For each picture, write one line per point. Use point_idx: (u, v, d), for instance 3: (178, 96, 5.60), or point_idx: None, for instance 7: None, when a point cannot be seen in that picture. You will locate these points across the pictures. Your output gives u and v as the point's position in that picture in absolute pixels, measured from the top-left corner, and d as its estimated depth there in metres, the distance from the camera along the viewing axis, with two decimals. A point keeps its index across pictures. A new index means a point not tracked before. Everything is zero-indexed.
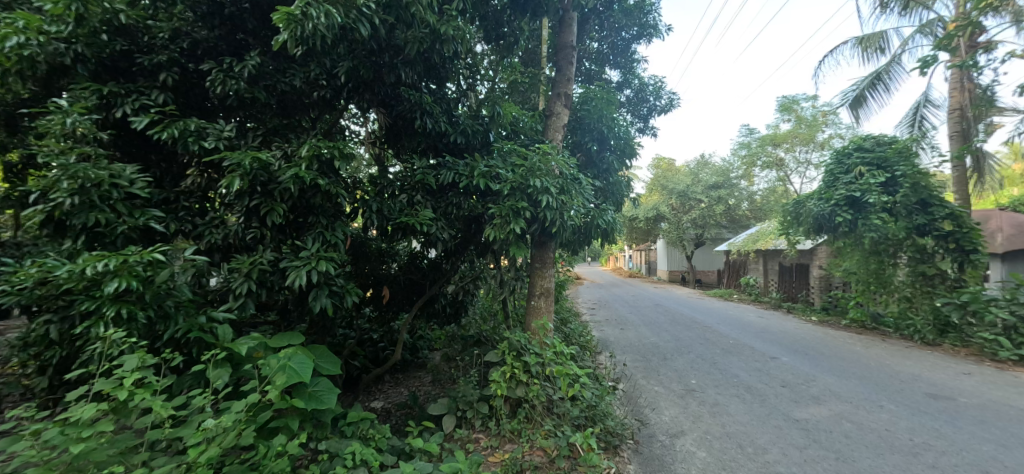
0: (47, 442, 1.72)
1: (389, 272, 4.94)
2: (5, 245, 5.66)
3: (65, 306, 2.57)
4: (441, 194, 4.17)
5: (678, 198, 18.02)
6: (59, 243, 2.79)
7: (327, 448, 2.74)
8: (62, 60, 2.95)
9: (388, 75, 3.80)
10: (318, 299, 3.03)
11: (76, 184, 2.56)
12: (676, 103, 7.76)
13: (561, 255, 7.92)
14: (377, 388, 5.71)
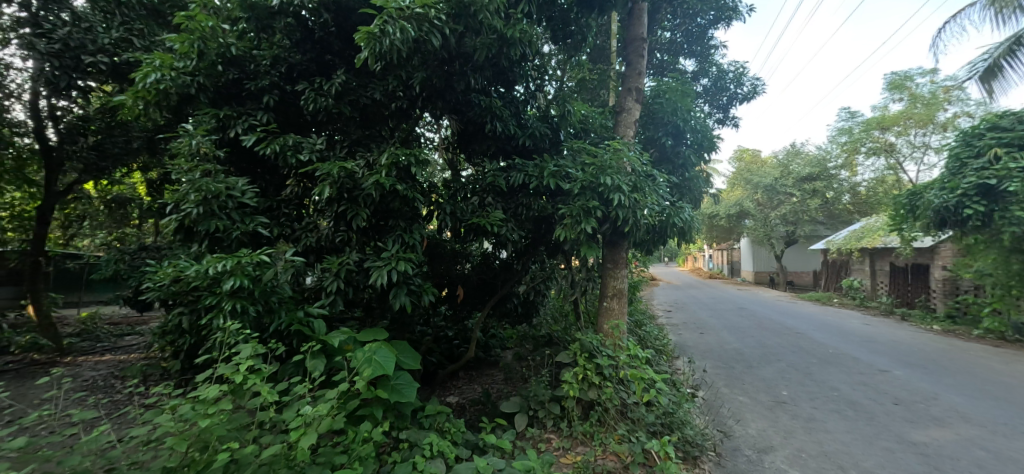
0: (180, 416, 1.92)
1: (463, 272, 5.12)
2: (148, 249, 6.77)
3: (193, 300, 2.99)
4: (511, 194, 4.23)
5: (766, 192, 16.59)
6: (188, 247, 3.28)
7: (407, 438, 2.89)
8: (188, 90, 3.46)
9: (460, 82, 3.94)
10: (398, 296, 3.23)
11: (201, 196, 2.99)
12: (761, 89, 7.15)
13: (634, 255, 7.67)
14: (453, 383, 5.93)
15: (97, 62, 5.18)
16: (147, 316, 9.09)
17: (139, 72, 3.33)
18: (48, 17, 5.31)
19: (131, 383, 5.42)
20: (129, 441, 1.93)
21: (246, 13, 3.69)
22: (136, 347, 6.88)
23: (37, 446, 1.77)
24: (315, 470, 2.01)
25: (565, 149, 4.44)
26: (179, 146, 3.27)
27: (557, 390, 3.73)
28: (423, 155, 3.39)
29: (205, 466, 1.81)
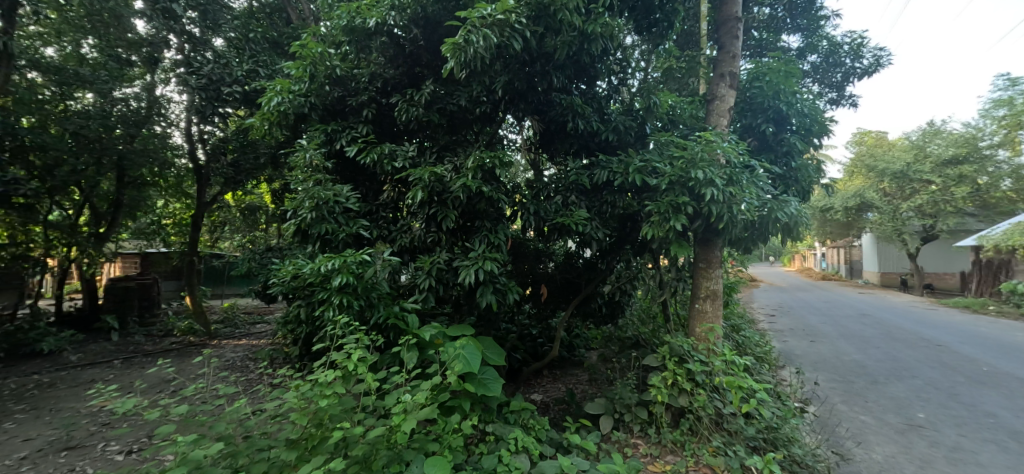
0: (300, 395, 2.19)
1: (547, 271, 5.16)
2: (274, 250, 7.85)
3: (309, 294, 3.42)
4: (595, 193, 4.11)
5: (894, 180, 14.32)
6: (305, 247, 3.74)
7: (493, 431, 2.97)
8: (302, 110, 3.99)
9: (541, 83, 3.99)
10: (484, 294, 3.35)
11: (314, 202, 3.39)
12: (885, 61, 6.18)
13: (730, 254, 7.09)
14: (537, 381, 5.96)
15: (232, 92, 6.21)
16: (272, 307, 10.59)
17: (265, 96, 3.89)
18: (197, 57, 6.39)
19: (261, 364, 6.32)
20: (261, 414, 2.24)
21: (347, 36, 4.09)
22: (266, 334, 8.00)
23: (196, 413, 2.15)
24: (411, 454, 2.16)
25: (651, 142, 4.29)
26: (297, 160, 3.77)
27: (644, 394, 3.56)
28: (507, 158, 3.50)
29: (320, 441, 2.05)
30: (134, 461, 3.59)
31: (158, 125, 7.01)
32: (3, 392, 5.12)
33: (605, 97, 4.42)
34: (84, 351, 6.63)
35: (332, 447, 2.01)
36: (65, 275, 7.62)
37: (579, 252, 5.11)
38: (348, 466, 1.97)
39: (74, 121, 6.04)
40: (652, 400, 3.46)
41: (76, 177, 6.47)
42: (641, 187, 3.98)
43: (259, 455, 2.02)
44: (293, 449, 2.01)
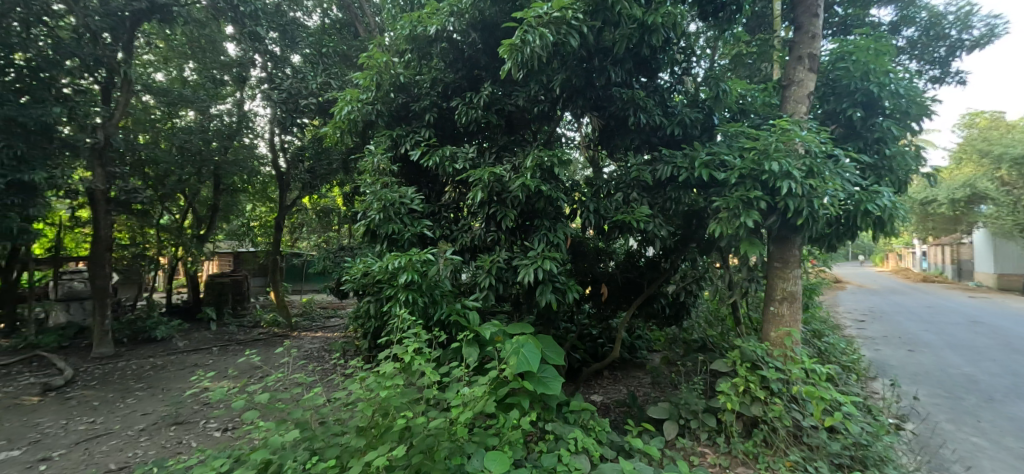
0: (366, 386, 2.32)
1: (607, 270, 5.04)
2: (346, 249, 8.42)
3: (377, 291, 3.62)
4: (657, 190, 3.94)
5: (1015, 166, 12.39)
6: (373, 247, 3.96)
7: (553, 430, 2.94)
8: (369, 117, 4.22)
9: (600, 79, 3.86)
10: (543, 293, 3.34)
11: (381, 204, 3.59)
12: (1003, 29, 5.33)
13: (810, 252, 6.49)
14: (598, 382, 5.82)
15: (309, 103, 6.80)
16: (344, 302, 11.37)
17: (338, 106, 4.25)
18: (279, 74, 7.07)
19: (335, 355, 6.79)
20: (334, 401, 2.43)
21: (410, 44, 4.27)
22: (339, 328, 8.61)
23: (277, 399, 2.36)
24: (472, 447, 2.22)
25: (720, 135, 3.98)
26: (366, 165, 4.02)
27: (713, 401, 3.34)
28: (566, 156, 3.50)
29: (386, 429, 2.14)
30: (227, 438, 4.02)
31: (246, 137, 7.71)
32: (126, 372, 5.97)
33: (669, 88, 4.14)
34: (189, 338, 7.54)
35: (397, 436, 2.09)
36: (174, 272, 8.70)
37: (641, 251, 4.89)
38: (412, 457, 2.02)
39: (180, 137, 6.92)
40: (722, 408, 3.25)
41: (180, 184, 7.40)
42: (708, 182, 3.72)
43: (334, 440, 2.19)
44: (363, 436, 2.13)
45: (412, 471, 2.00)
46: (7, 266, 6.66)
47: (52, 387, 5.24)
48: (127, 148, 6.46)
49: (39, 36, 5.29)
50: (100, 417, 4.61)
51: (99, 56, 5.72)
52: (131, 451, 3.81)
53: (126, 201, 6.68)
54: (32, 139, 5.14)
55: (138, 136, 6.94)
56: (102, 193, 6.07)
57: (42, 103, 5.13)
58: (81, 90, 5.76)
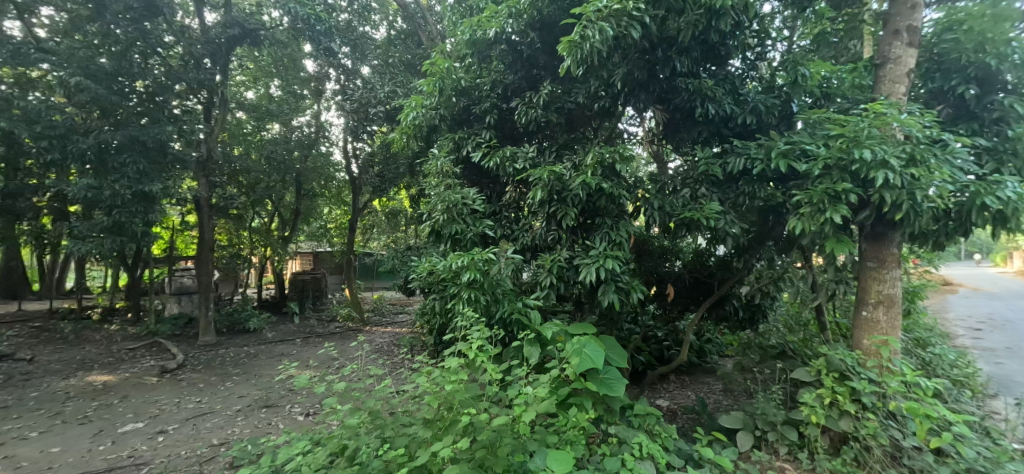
0: (432, 380, 2.42)
1: (673, 270, 4.72)
2: (413, 248, 8.84)
3: (442, 289, 3.72)
4: (728, 183, 3.59)
5: None
6: (438, 246, 4.09)
7: (616, 433, 2.83)
8: (434, 121, 4.42)
9: (663, 71, 3.64)
10: (606, 293, 3.24)
11: (445, 205, 3.70)
12: None
13: (913, 251, 5.73)
14: (664, 386, 5.56)
15: (378, 111, 7.23)
16: (412, 299, 11.99)
17: (404, 112, 4.50)
18: (351, 86, 7.63)
19: (404, 350, 7.14)
20: (403, 393, 2.56)
21: (471, 49, 4.38)
22: (407, 323, 9.09)
23: (352, 389, 2.52)
24: (534, 445, 2.23)
25: (801, 123, 3.49)
26: (431, 168, 4.17)
27: (795, 412, 2.98)
28: (628, 152, 3.40)
29: (451, 423, 2.22)
30: (309, 422, 4.38)
31: (323, 146, 8.42)
32: (225, 358, 6.72)
33: (742, 76, 3.79)
34: (276, 330, 8.33)
35: (461, 430, 2.14)
36: (264, 270, 9.63)
37: (709, 249, 4.52)
38: (476, 451, 2.06)
39: (268, 148, 7.75)
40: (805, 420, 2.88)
41: (268, 191, 8.16)
42: (788, 173, 3.32)
43: (403, 430, 2.31)
44: (430, 427, 2.23)
45: (475, 465, 2.03)
46: (133, 264, 7.76)
47: (168, 369, 6.03)
48: (225, 160, 7.24)
49: (155, 65, 6.10)
50: (205, 397, 5.24)
51: (201, 78, 6.57)
52: (230, 429, 4.29)
53: (224, 207, 7.52)
54: (151, 154, 5.93)
55: (233, 149, 7.76)
56: (206, 200, 6.90)
57: (157, 123, 5.97)
58: (188, 109, 6.56)
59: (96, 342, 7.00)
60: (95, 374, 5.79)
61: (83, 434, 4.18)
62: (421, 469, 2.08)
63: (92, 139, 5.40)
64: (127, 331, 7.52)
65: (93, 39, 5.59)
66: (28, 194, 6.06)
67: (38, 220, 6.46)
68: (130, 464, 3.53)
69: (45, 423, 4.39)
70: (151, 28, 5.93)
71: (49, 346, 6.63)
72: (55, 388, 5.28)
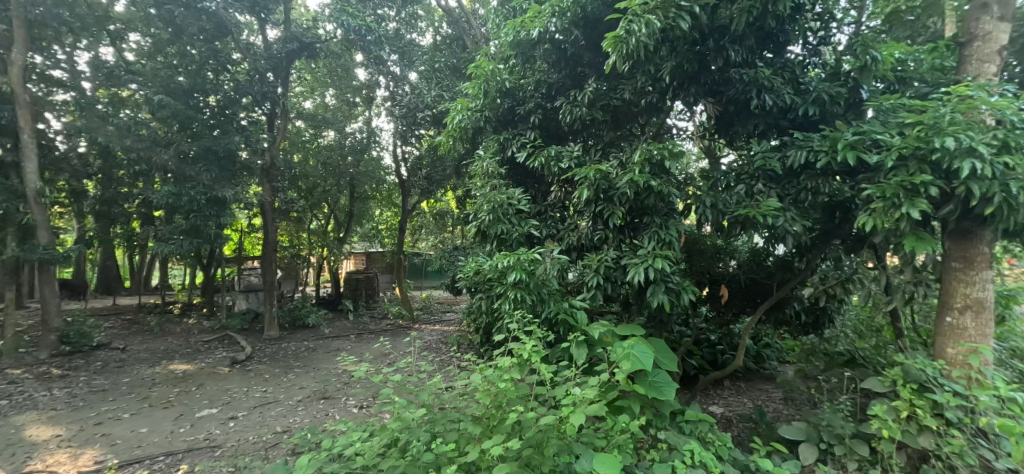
0: (484, 378, 2.41)
1: (727, 271, 4.30)
2: (460, 249, 8.99)
3: (488, 289, 3.72)
4: (789, 178, 3.25)
5: None
6: (484, 246, 4.10)
7: (666, 438, 2.67)
8: (479, 123, 4.46)
9: (714, 62, 3.40)
10: (655, 295, 3.04)
11: (491, 205, 3.71)
12: None
13: (1013, 251, 5.05)
14: (718, 391, 5.23)
15: (425, 115, 7.41)
16: (459, 299, 12.23)
17: (450, 116, 4.55)
18: (399, 91, 7.86)
19: (451, 348, 7.29)
20: (452, 390, 2.60)
21: (515, 50, 4.31)
22: (454, 322, 9.28)
23: (406, 381, 2.59)
24: (581, 447, 2.19)
25: (871, 110, 3.19)
26: (477, 169, 4.21)
27: (864, 424, 2.60)
28: (678, 148, 3.21)
29: (499, 421, 2.24)
30: (362, 414, 4.59)
31: (374, 149, 8.70)
32: (287, 352, 7.19)
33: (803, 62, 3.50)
34: (332, 326, 8.78)
35: (509, 429, 2.17)
36: (322, 269, 10.17)
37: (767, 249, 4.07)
38: (523, 451, 2.10)
39: (326, 155, 8.21)
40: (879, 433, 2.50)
41: (325, 194, 8.72)
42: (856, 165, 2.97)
43: (452, 425, 2.34)
44: (480, 424, 2.26)
45: (522, 463, 2.08)
46: (208, 264, 8.50)
47: (238, 360, 6.55)
48: (286, 167, 7.73)
49: (226, 81, 6.61)
50: (270, 387, 5.64)
51: (265, 91, 7.06)
52: (291, 418, 4.57)
53: (285, 210, 8.01)
54: (222, 163, 6.45)
55: (293, 156, 8.27)
56: (269, 204, 7.40)
57: (227, 134, 6.51)
58: (254, 120, 7.08)
59: (177, 334, 7.72)
60: (177, 363, 6.40)
61: (166, 417, 4.62)
62: (470, 465, 2.13)
63: (172, 151, 6.04)
64: (203, 324, 8.24)
65: (173, 59, 6.22)
66: (122, 201, 6.78)
67: (130, 224, 7.20)
68: (204, 446, 3.86)
69: (135, 405, 4.91)
70: (221, 47, 6.42)
71: (139, 337, 7.40)
72: (144, 375, 5.88)
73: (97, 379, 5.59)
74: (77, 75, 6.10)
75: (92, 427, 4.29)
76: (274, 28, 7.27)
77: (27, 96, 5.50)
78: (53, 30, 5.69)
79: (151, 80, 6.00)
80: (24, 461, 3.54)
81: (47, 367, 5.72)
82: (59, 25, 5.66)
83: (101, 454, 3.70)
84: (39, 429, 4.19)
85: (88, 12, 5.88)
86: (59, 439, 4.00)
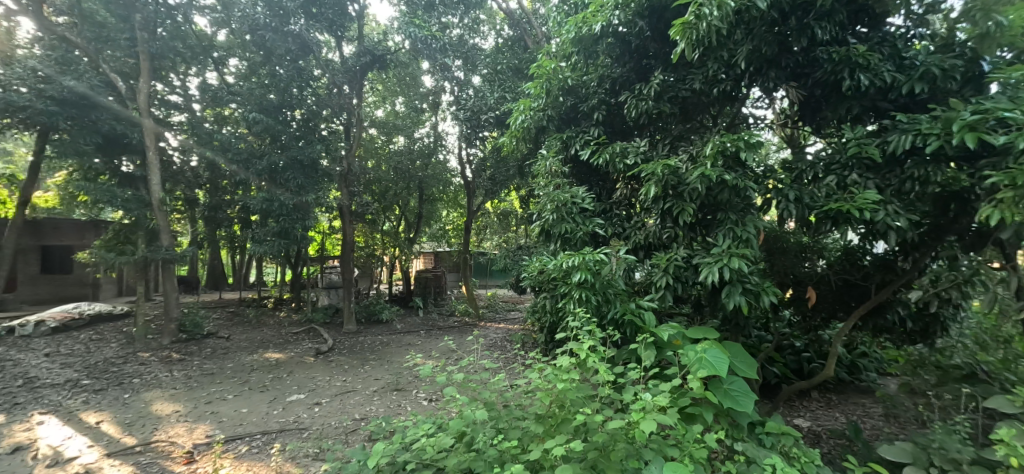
0: (543, 377, 2.27)
1: (815, 272, 3.55)
2: (524, 248, 9.06)
3: (553, 288, 3.56)
4: (890, 167, 2.65)
5: None
6: (548, 246, 4.02)
7: (743, 450, 2.30)
8: (542, 122, 4.36)
9: (797, 43, 2.97)
10: (731, 296, 2.63)
11: (555, 205, 3.59)
12: None
13: None
14: (803, 403, 4.57)
15: (488, 117, 7.46)
16: (524, 297, 12.38)
17: (513, 117, 4.48)
18: (464, 95, 8.05)
19: (515, 346, 7.35)
20: (516, 387, 2.53)
21: (576, 47, 4.09)
22: (518, 321, 9.43)
23: (469, 380, 2.58)
24: (651, 454, 1.96)
25: (995, 85, 2.59)
26: (541, 169, 4.18)
27: (989, 449, 2.14)
28: (755, 137, 2.76)
29: (562, 421, 2.09)
30: (431, 407, 4.80)
31: (441, 153, 9.12)
32: (364, 345, 7.72)
33: (904, 35, 2.99)
34: (404, 322, 9.29)
35: (573, 430, 2.02)
36: (394, 268, 10.75)
37: (863, 246, 3.44)
38: (588, 452, 1.93)
39: (395, 159, 8.76)
40: (1004, 462, 2.06)
41: (395, 197, 9.28)
42: (978, 148, 2.38)
43: (516, 422, 2.26)
44: (541, 423, 2.13)
45: (587, 466, 1.91)
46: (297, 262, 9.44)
47: (321, 351, 7.18)
48: (360, 172, 8.29)
49: (308, 96, 7.19)
50: (349, 377, 6.09)
51: (341, 103, 7.56)
52: (367, 406, 4.90)
53: (361, 213, 8.54)
54: (307, 171, 7.07)
55: (368, 162, 8.85)
56: (347, 208, 7.92)
57: (310, 144, 7.17)
58: (333, 130, 7.68)
59: (272, 325, 8.62)
60: (271, 351, 7.17)
61: (262, 399, 5.19)
62: (534, 464, 2.03)
63: (265, 162, 6.71)
64: (292, 317, 9.16)
65: (264, 79, 6.98)
66: (225, 206, 7.61)
67: (231, 229, 8.06)
68: (293, 428, 4.27)
69: (238, 388, 5.55)
70: (305, 65, 6.98)
71: (241, 327, 8.36)
72: (244, 361, 6.62)
73: (207, 363, 6.39)
74: (190, 99, 7.02)
75: (203, 405, 4.92)
76: (349, 44, 7.75)
77: (151, 119, 6.42)
78: (170, 61, 6.64)
79: (247, 99, 6.76)
80: (151, 432, 4.14)
81: (169, 351, 6.66)
82: (174, 56, 6.61)
83: (210, 429, 4.23)
84: (163, 405, 4.88)
85: (197, 43, 6.90)
86: (178, 414, 4.64)
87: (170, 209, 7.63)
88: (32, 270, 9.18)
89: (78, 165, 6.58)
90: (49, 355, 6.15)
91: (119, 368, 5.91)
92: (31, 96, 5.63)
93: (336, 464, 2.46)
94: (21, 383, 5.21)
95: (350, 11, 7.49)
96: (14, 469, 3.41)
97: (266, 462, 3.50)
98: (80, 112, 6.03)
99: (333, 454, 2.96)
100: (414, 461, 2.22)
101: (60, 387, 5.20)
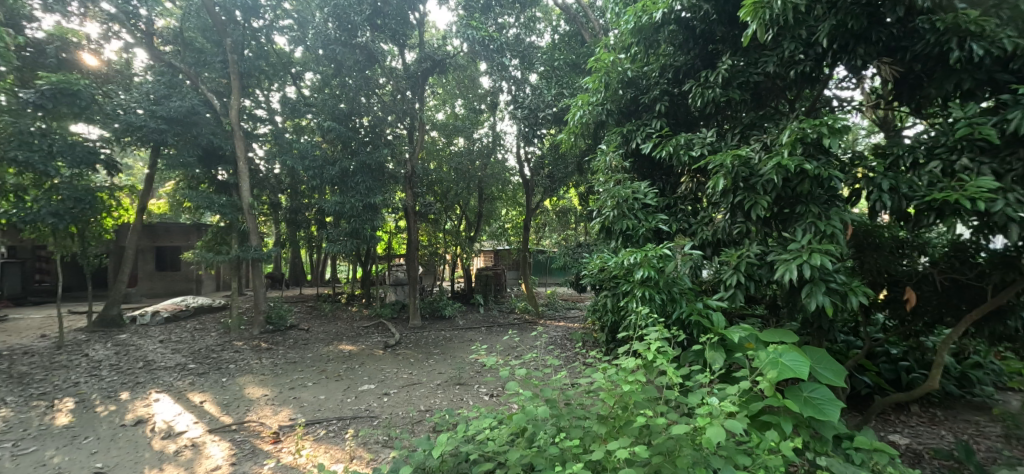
0: (605, 377, 2.10)
1: (914, 271, 2.99)
2: (583, 246, 8.90)
3: (614, 286, 3.37)
4: (1012, 148, 2.10)
5: None
6: (608, 244, 3.81)
7: (827, 467, 1.99)
8: (600, 117, 4.18)
9: (892, 13, 2.49)
10: (812, 296, 2.27)
11: (615, 201, 3.42)
12: None
13: None
14: (900, 418, 3.98)
15: (546, 114, 7.24)
16: (583, 295, 12.25)
17: (571, 112, 4.32)
18: (521, 94, 7.94)
19: (575, 344, 7.24)
20: (577, 388, 2.39)
21: (636, 36, 3.84)
22: (577, 319, 9.36)
23: (531, 375, 2.42)
24: (721, 462, 1.75)
25: None
26: (600, 164, 4.04)
27: None
28: (841, 122, 2.44)
29: (625, 423, 1.94)
30: (492, 402, 4.89)
31: (499, 153, 9.28)
32: (428, 339, 8.04)
33: None
34: (466, 318, 9.56)
35: (637, 432, 1.87)
36: (456, 266, 11.07)
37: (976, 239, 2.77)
38: (652, 456, 1.78)
39: (456, 160, 8.99)
40: None
41: (457, 197, 9.53)
42: None
43: (576, 423, 2.10)
44: (603, 423, 1.98)
45: (651, 470, 1.76)
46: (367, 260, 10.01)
47: (389, 345, 7.58)
48: (423, 174, 8.60)
49: (375, 103, 7.65)
50: (414, 371, 6.36)
51: (404, 108, 7.90)
52: (432, 399, 5.09)
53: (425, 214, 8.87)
54: (374, 174, 7.46)
55: (429, 163, 9.23)
56: (411, 208, 8.21)
57: (377, 148, 7.53)
58: (398, 134, 8.02)
59: (345, 319, 9.28)
60: (344, 343, 7.69)
61: (337, 388, 5.58)
62: (596, 464, 1.88)
63: (337, 168, 7.17)
64: (363, 311, 9.79)
65: (336, 90, 7.49)
66: (304, 209, 8.43)
67: (309, 230, 8.73)
68: (365, 416, 4.56)
69: (315, 377, 6.00)
70: (371, 75, 7.46)
71: (318, 321, 9.06)
72: (321, 352, 7.17)
73: (290, 353, 7.00)
74: (273, 112, 7.74)
75: (287, 390, 5.41)
76: (411, 51, 8.01)
77: (240, 131, 7.13)
78: (255, 78, 7.40)
79: (321, 109, 7.39)
80: (244, 412, 4.62)
81: (259, 340, 7.41)
82: (258, 73, 7.38)
83: (293, 413, 4.64)
84: (254, 388, 5.43)
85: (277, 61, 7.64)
86: (266, 397, 5.13)
87: (257, 212, 8.39)
88: (149, 267, 10.66)
89: (184, 174, 7.46)
90: (163, 341, 7.10)
91: (218, 355, 6.66)
92: (145, 116, 6.44)
93: (396, 452, 2.54)
94: (142, 366, 6.04)
95: (412, 19, 7.76)
96: (137, 439, 3.99)
97: (341, 445, 3.76)
98: (184, 128, 6.78)
99: (396, 441, 3.10)
100: (476, 452, 2.09)
101: (171, 369, 5.97)
